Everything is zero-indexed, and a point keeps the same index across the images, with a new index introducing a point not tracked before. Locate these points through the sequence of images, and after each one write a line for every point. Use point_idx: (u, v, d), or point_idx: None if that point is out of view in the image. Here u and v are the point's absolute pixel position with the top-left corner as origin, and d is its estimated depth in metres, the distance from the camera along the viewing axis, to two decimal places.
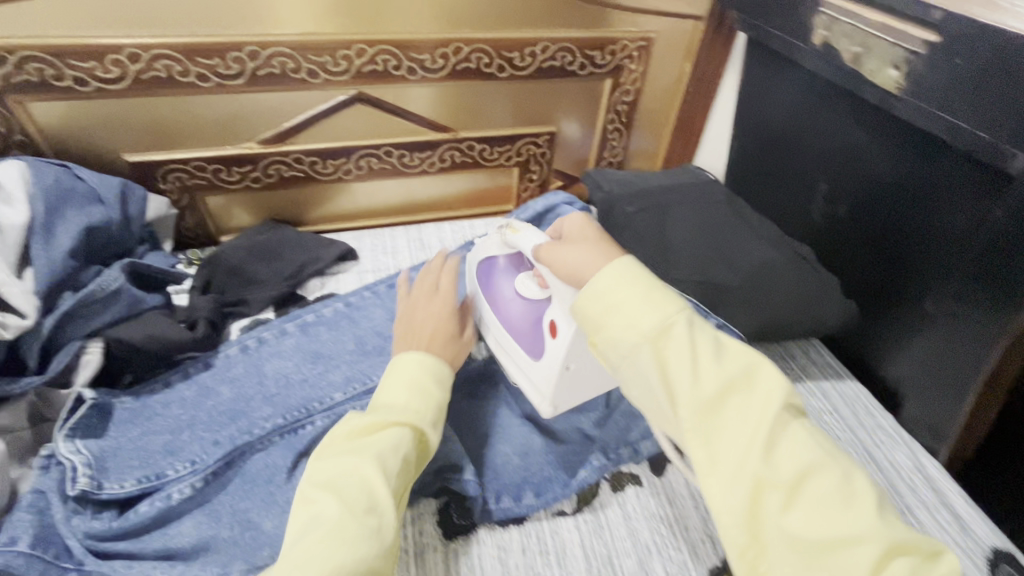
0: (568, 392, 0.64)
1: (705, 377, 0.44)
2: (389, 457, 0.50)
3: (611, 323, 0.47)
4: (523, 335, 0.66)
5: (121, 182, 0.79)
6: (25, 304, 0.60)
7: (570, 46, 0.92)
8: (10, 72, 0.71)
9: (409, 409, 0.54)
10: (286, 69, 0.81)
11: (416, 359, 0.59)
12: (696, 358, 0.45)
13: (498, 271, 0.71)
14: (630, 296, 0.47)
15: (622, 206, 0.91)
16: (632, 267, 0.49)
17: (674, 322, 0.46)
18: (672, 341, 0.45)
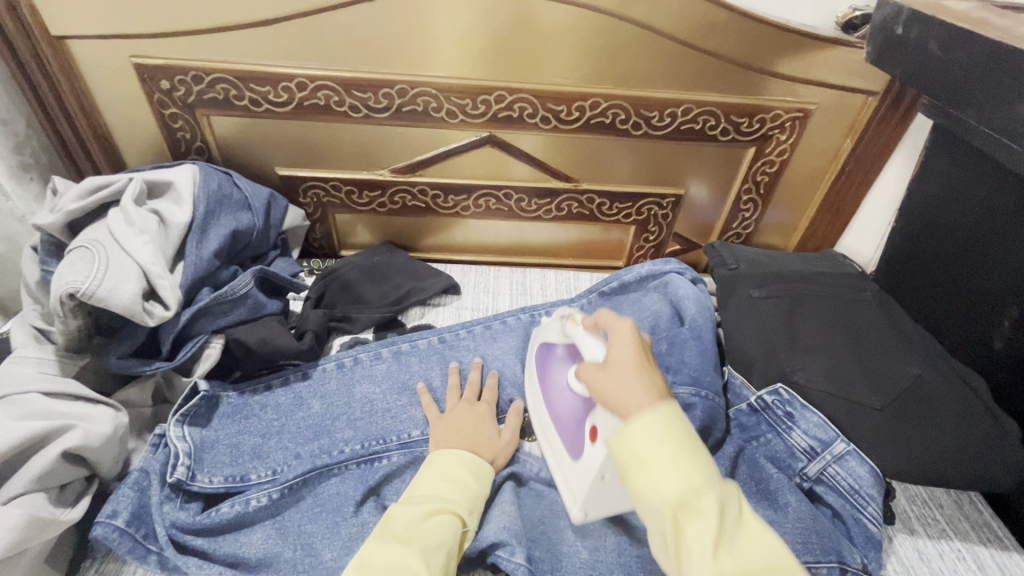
0: (602, 502, 0.60)
1: (729, 541, 0.42)
2: (433, 552, 0.52)
3: (641, 469, 0.45)
4: (567, 429, 0.65)
5: (268, 192, 0.86)
6: (170, 296, 0.66)
7: (716, 110, 0.86)
8: (203, 89, 0.82)
9: (448, 500, 0.57)
10: (428, 108, 0.85)
11: (455, 456, 0.62)
12: (719, 529, 0.42)
13: (556, 358, 0.70)
14: (665, 451, 0.45)
15: (747, 289, 0.82)
16: (669, 420, 0.46)
17: (699, 494, 0.43)
18: (701, 508, 0.42)
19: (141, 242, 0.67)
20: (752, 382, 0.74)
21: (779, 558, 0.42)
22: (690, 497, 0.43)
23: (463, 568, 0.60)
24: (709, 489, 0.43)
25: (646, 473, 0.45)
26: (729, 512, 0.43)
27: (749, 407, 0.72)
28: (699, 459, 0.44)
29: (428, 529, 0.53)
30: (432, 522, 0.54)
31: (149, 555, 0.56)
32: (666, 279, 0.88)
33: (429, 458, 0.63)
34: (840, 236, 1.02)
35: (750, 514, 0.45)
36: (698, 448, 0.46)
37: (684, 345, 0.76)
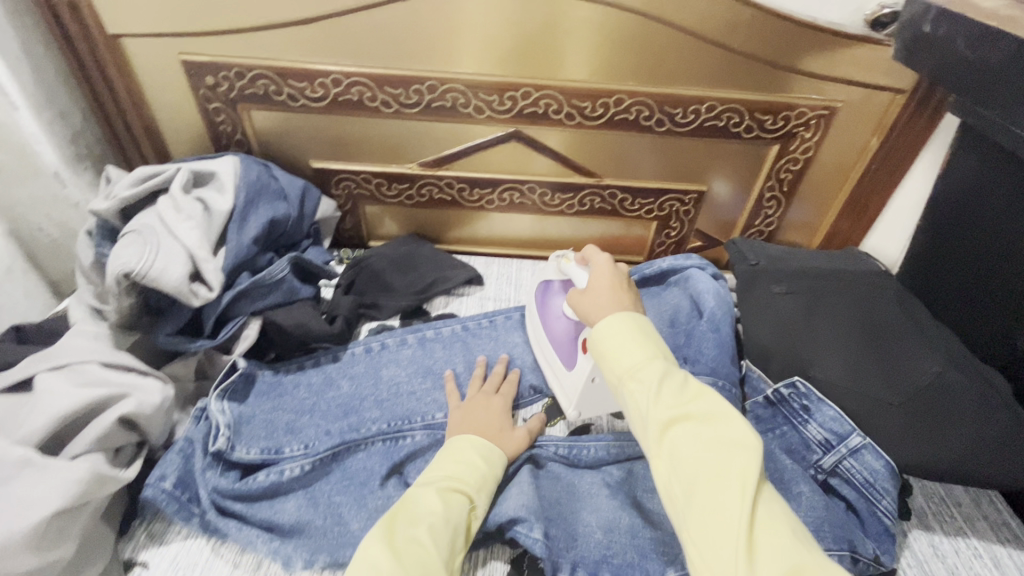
0: (594, 402, 0.71)
1: (671, 397, 0.49)
2: (438, 529, 0.54)
3: (603, 352, 0.54)
4: (562, 348, 0.75)
5: (303, 183, 0.90)
6: (214, 279, 0.70)
7: (739, 107, 0.87)
8: (244, 84, 0.86)
9: (457, 480, 0.59)
10: (456, 104, 0.87)
11: (468, 441, 0.64)
12: (662, 387, 0.50)
13: (553, 292, 0.79)
14: (618, 333, 0.54)
15: (767, 285, 0.83)
16: (626, 313, 0.55)
17: (645, 363, 0.51)
18: (646, 372, 0.51)
19: (187, 227, 0.71)
20: (769, 376, 0.75)
21: (718, 411, 0.49)
22: (638, 369, 0.51)
23: (481, 542, 0.62)
24: (654, 360, 0.52)
25: (607, 357, 0.54)
26: (671, 375, 0.51)
27: (766, 400, 0.73)
28: (647, 339, 0.53)
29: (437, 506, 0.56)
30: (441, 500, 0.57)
31: (193, 516, 0.61)
32: (687, 274, 0.88)
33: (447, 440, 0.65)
34: (864, 237, 1.01)
35: (696, 381, 0.52)
36: (650, 333, 0.55)
37: (703, 337, 0.78)
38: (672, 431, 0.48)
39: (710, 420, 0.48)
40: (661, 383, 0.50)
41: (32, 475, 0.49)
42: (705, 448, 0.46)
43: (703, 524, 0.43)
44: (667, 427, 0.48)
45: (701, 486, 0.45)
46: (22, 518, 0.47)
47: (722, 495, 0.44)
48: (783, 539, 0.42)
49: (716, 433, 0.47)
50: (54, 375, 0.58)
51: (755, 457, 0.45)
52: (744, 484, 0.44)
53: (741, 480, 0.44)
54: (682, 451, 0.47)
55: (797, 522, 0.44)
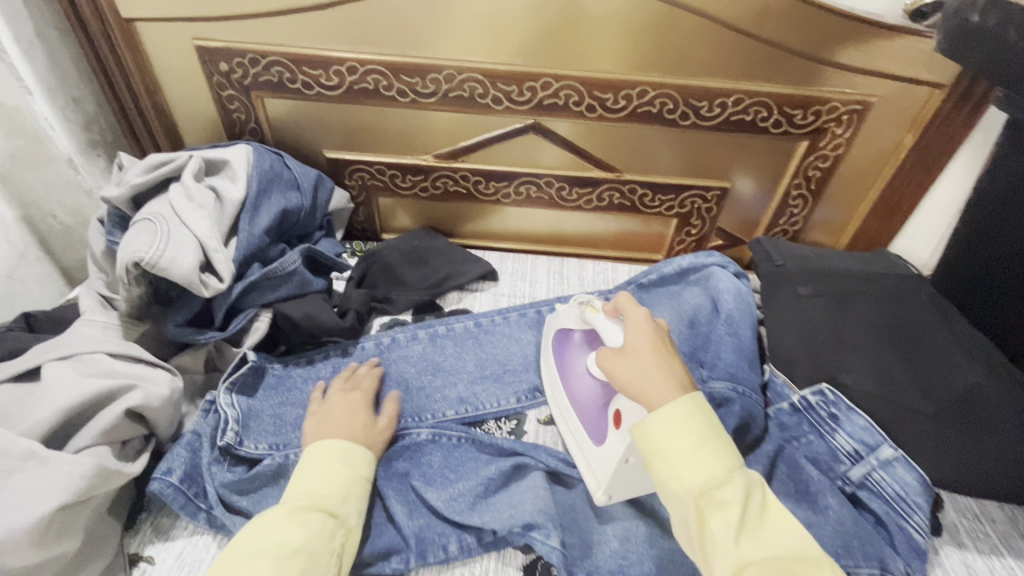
0: (626, 486, 0.61)
1: (752, 530, 0.45)
2: (290, 556, 0.49)
3: (666, 460, 0.48)
4: (588, 414, 0.67)
5: (316, 174, 0.88)
6: (225, 270, 0.68)
7: (768, 101, 0.84)
8: (258, 71, 0.84)
9: (316, 497, 0.55)
10: (474, 94, 0.85)
11: (323, 449, 0.60)
12: (742, 519, 0.45)
13: (573, 345, 0.72)
14: (687, 442, 0.48)
15: (793, 286, 0.79)
16: (697, 415, 0.49)
17: (721, 486, 0.46)
18: (725, 497, 0.46)
19: (198, 216, 0.70)
20: (794, 382, 0.72)
21: (804, 550, 0.45)
22: (713, 488, 0.46)
23: (494, 544, 0.60)
24: (729, 480, 0.47)
25: (669, 464, 0.48)
26: (751, 500, 0.46)
27: (791, 406, 0.70)
28: (720, 448, 0.48)
29: (291, 531, 0.51)
30: (294, 521, 0.52)
31: (199, 512, 0.59)
32: (708, 273, 0.85)
33: (303, 453, 0.60)
34: (895, 236, 0.97)
35: (772, 505, 0.47)
36: (722, 442, 0.49)
37: (721, 339, 0.75)
38: (755, 574, 0.43)
39: (798, 563, 0.44)
40: (740, 510, 0.45)
41: (37, 468, 0.48)
42: None
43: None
44: (750, 569, 0.43)
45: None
46: (27, 511, 0.46)
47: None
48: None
49: None
50: (63, 364, 0.57)
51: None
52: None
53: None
54: None
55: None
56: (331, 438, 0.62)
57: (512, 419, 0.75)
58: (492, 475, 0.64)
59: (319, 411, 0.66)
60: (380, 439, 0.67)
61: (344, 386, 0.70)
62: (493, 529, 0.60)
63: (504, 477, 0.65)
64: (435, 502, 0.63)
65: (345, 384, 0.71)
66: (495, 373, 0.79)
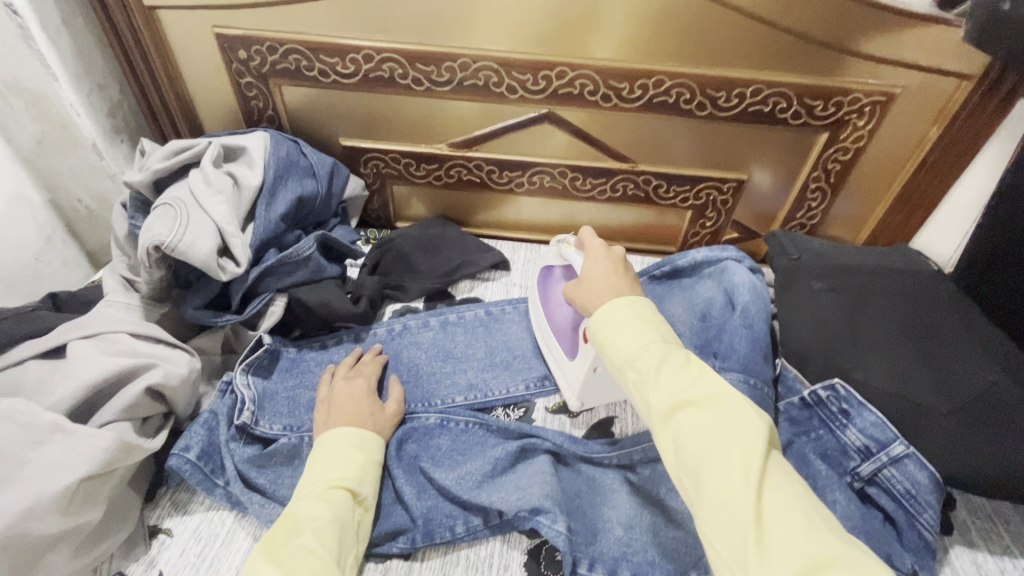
0: (597, 391, 0.70)
1: (676, 382, 0.47)
2: (325, 530, 0.53)
3: (603, 342, 0.52)
4: (565, 337, 0.73)
5: (332, 161, 0.89)
6: (242, 254, 0.70)
7: (787, 91, 0.82)
8: (276, 59, 0.85)
9: (334, 479, 0.58)
10: (489, 82, 0.85)
11: (335, 434, 0.62)
12: (661, 373, 0.48)
13: (553, 276, 0.75)
14: (615, 321, 0.52)
15: (808, 280, 0.78)
16: (622, 298, 0.53)
17: (643, 349, 0.49)
18: (649, 356, 0.49)
19: (216, 201, 0.71)
20: (806, 377, 0.72)
21: (722, 393, 0.46)
22: (636, 355, 0.49)
23: (500, 527, 0.61)
24: (653, 346, 0.49)
25: (606, 345, 0.52)
26: (670, 359, 0.48)
27: (802, 401, 0.69)
28: (644, 324, 0.51)
29: (323, 509, 0.55)
30: (320, 500, 0.56)
31: (215, 487, 0.62)
32: (722, 266, 0.84)
33: (317, 440, 0.62)
34: (917, 232, 0.95)
35: (698, 362, 0.49)
36: (649, 317, 0.52)
37: (733, 332, 0.75)
38: (679, 416, 0.46)
39: (716, 403, 0.46)
40: (660, 368, 0.48)
41: (63, 441, 0.50)
42: (710, 432, 0.44)
43: (714, 508, 0.42)
44: (673, 413, 0.46)
45: (708, 469, 0.43)
46: (53, 482, 0.48)
47: (732, 481, 0.42)
48: (796, 519, 0.40)
49: (722, 417, 0.45)
50: (86, 343, 0.59)
51: (761, 440, 0.43)
52: (751, 467, 0.42)
53: (751, 464, 0.42)
54: (688, 437, 0.45)
55: (808, 497, 0.42)
56: (336, 426, 0.63)
57: (520, 407, 0.76)
58: (499, 459, 0.65)
59: (332, 394, 0.68)
60: (391, 423, 0.68)
61: (348, 372, 0.72)
62: (499, 513, 0.61)
63: (509, 461, 0.66)
64: (442, 485, 0.63)
65: (351, 371, 0.72)
66: (505, 361, 0.80)
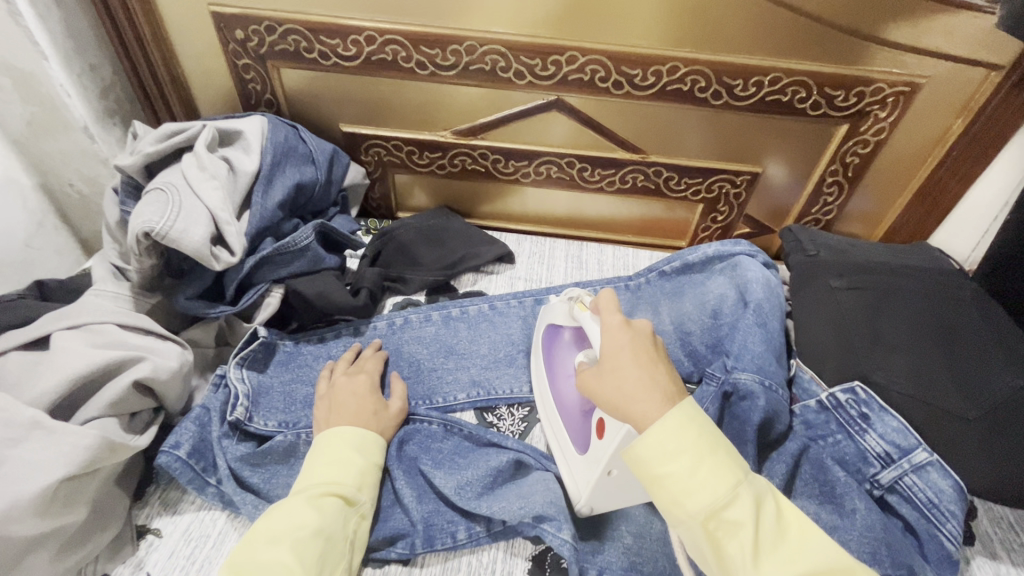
0: (609, 497, 0.57)
1: (775, 549, 0.40)
2: (307, 541, 0.50)
3: (665, 484, 0.44)
4: (575, 420, 0.63)
5: (332, 147, 0.86)
6: (237, 243, 0.67)
7: (807, 80, 0.79)
8: (275, 40, 0.82)
9: (329, 484, 0.55)
10: (496, 67, 0.81)
11: (333, 435, 0.59)
12: (758, 540, 0.41)
13: (563, 344, 0.68)
14: (684, 460, 0.43)
15: (826, 278, 0.75)
16: (688, 423, 0.45)
17: (728, 504, 0.42)
18: (739, 511, 0.41)
19: (210, 187, 0.68)
20: (823, 379, 0.68)
21: (830, 557, 0.40)
22: (720, 508, 0.42)
23: (502, 534, 0.59)
24: (738, 497, 0.42)
25: (669, 487, 0.43)
26: (761, 515, 0.42)
27: (819, 404, 0.66)
28: (719, 461, 0.43)
29: (308, 517, 0.51)
30: (308, 507, 0.52)
31: (206, 486, 0.59)
32: (735, 261, 0.81)
33: (313, 441, 0.60)
34: (936, 228, 0.92)
35: (788, 511, 0.43)
36: (717, 445, 0.45)
37: (747, 330, 0.72)
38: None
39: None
40: (755, 527, 0.41)
41: (42, 437, 0.47)
42: None
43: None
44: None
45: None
46: (32, 481, 0.45)
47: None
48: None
49: None
50: (72, 334, 0.56)
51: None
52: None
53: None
54: None
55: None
56: (338, 425, 0.60)
57: (524, 407, 0.73)
58: (501, 463, 0.62)
59: (332, 392, 0.65)
60: (391, 421, 0.65)
61: (347, 367, 0.69)
62: (502, 519, 0.58)
63: (512, 465, 0.63)
64: (442, 489, 0.61)
65: (352, 367, 0.70)
66: (509, 356, 0.78)
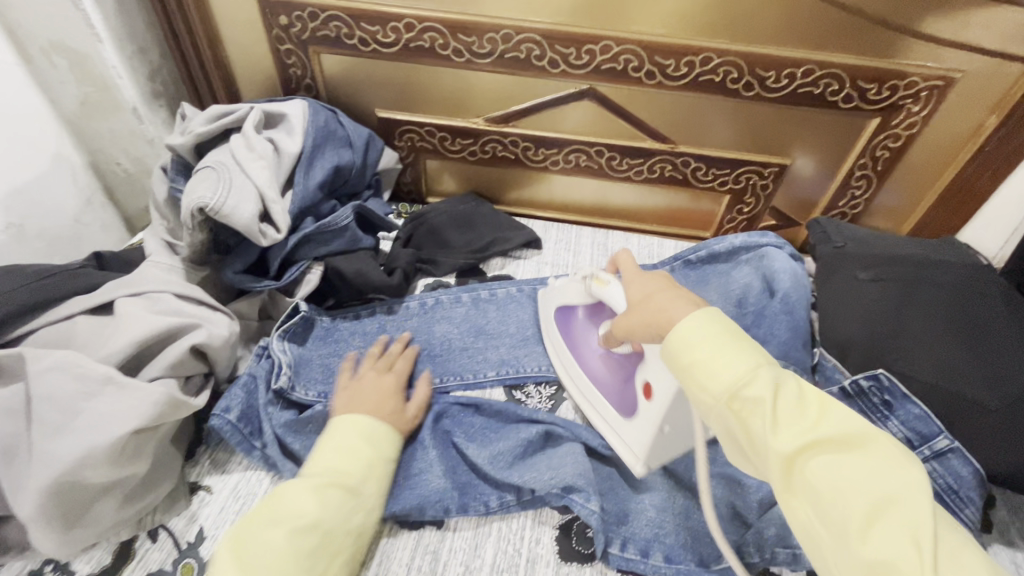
0: (662, 451, 0.61)
1: (800, 420, 0.41)
2: (305, 532, 0.49)
3: (692, 369, 0.45)
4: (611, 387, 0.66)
5: (368, 132, 0.89)
6: (283, 221, 0.70)
7: (840, 73, 0.79)
8: (317, 26, 0.84)
9: (337, 474, 0.54)
10: (531, 55, 0.83)
11: (348, 423, 0.59)
12: (779, 411, 0.42)
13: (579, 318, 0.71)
14: (711, 343, 0.45)
15: (852, 270, 0.76)
16: (714, 315, 0.46)
17: (752, 380, 0.43)
18: (765, 387, 0.42)
19: (258, 166, 0.71)
20: (847, 367, 0.71)
21: (853, 427, 0.41)
22: (743, 388, 0.43)
23: (531, 503, 0.62)
24: (762, 375, 0.43)
25: (696, 372, 0.45)
26: (784, 391, 0.42)
27: (841, 390, 0.67)
28: (743, 347, 0.45)
29: (310, 504, 0.51)
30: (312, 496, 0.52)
31: (253, 450, 0.63)
32: (762, 252, 0.82)
33: (329, 424, 0.60)
34: (963, 225, 0.91)
35: (813, 390, 0.44)
36: (740, 335, 0.46)
37: (774, 317, 0.73)
38: (808, 460, 0.40)
39: (852, 444, 0.41)
40: (776, 399, 0.42)
41: (114, 394, 0.50)
42: (855, 481, 0.39)
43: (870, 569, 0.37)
44: (802, 457, 0.41)
45: (861, 525, 0.38)
46: (105, 433, 0.49)
47: (890, 539, 0.37)
48: (971, 568, 0.36)
49: (863, 458, 0.40)
50: (134, 301, 0.60)
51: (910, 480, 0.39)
52: (911, 520, 0.37)
53: (909, 517, 0.37)
54: (827, 487, 0.39)
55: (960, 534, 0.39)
56: (359, 411, 0.62)
57: (552, 385, 0.76)
58: (529, 438, 0.65)
59: (355, 382, 0.67)
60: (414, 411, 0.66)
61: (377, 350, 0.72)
62: (531, 489, 0.61)
63: (540, 442, 0.66)
64: (474, 461, 0.64)
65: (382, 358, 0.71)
66: (536, 336, 0.80)
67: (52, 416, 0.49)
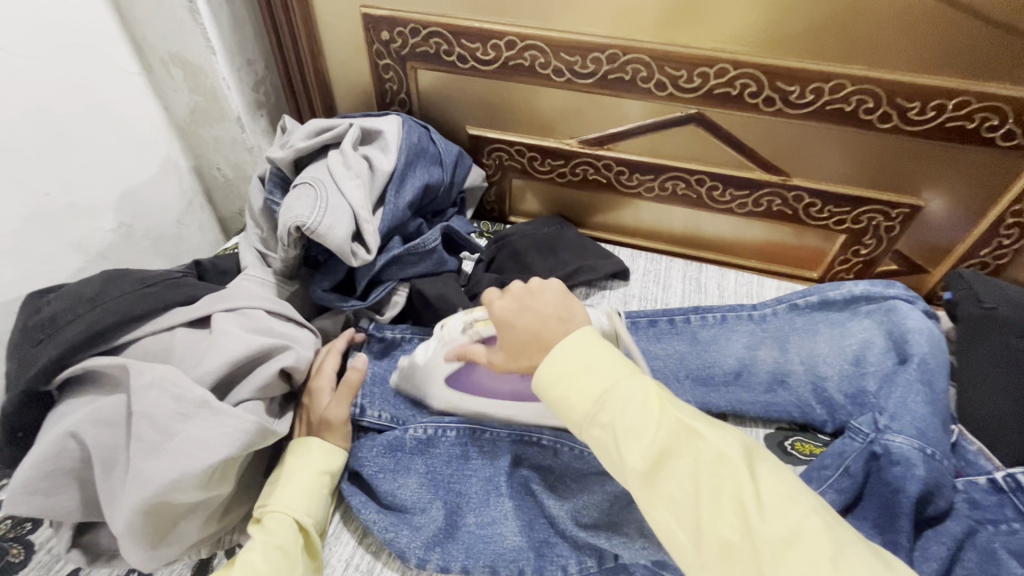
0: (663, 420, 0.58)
1: (640, 435, 0.45)
2: (272, 553, 0.52)
3: (556, 394, 0.49)
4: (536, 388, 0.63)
5: (458, 150, 0.87)
6: (373, 242, 0.69)
7: (1002, 107, 0.68)
8: (417, 42, 0.83)
9: (273, 488, 0.57)
10: (637, 77, 0.78)
11: (300, 448, 0.60)
12: (624, 429, 0.45)
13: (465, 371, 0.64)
14: (568, 365, 0.49)
15: (1005, 338, 0.65)
16: (568, 338, 0.50)
17: (606, 398, 0.47)
18: (608, 406, 0.46)
19: (352, 183, 0.71)
20: (994, 454, 0.60)
21: (687, 426, 0.44)
22: (595, 411, 0.47)
23: (612, 570, 0.58)
24: (609, 393, 0.47)
25: (563, 395, 0.49)
26: (626, 405, 0.46)
27: (991, 483, 0.58)
28: (592, 366, 0.48)
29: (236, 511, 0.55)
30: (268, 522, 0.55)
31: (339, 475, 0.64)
32: (888, 305, 0.73)
33: (286, 449, 0.61)
34: None
35: (659, 392, 0.47)
36: (590, 352, 0.49)
37: (908, 386, 0.63)
38: (656, 471, 0.44)
39: (686, 446, 0.44)
40: (622, 416, 0.46)
41: (207, 416, 0.50)
42: (692, 477, 0.43)
43: (721, 558, 0.40)
44: (652, 473, 0.44)
45: (705, 521, 0.41)
46: (197, 459, 0.48)
47: (731, 518, 0.41)
48: (807, 528, 0.39)
49: (695, 455, 0.43)
50: (227, 317, 0.60)
51: (739, 465, 0.42)
52: (745, 502, 0.41)
53: (747, 500, 0.41)
54: (677, 491, 0.43)
55: (797, 491, 0.42)
56: (309, 437, 0.62)
57: None
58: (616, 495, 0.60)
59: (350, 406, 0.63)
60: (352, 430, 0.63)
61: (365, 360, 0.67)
62: (615, 556, 0.58)
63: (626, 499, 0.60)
64: (555, 515, 0.60)
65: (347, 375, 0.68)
66: None
67: (148, 435, 0.49)
